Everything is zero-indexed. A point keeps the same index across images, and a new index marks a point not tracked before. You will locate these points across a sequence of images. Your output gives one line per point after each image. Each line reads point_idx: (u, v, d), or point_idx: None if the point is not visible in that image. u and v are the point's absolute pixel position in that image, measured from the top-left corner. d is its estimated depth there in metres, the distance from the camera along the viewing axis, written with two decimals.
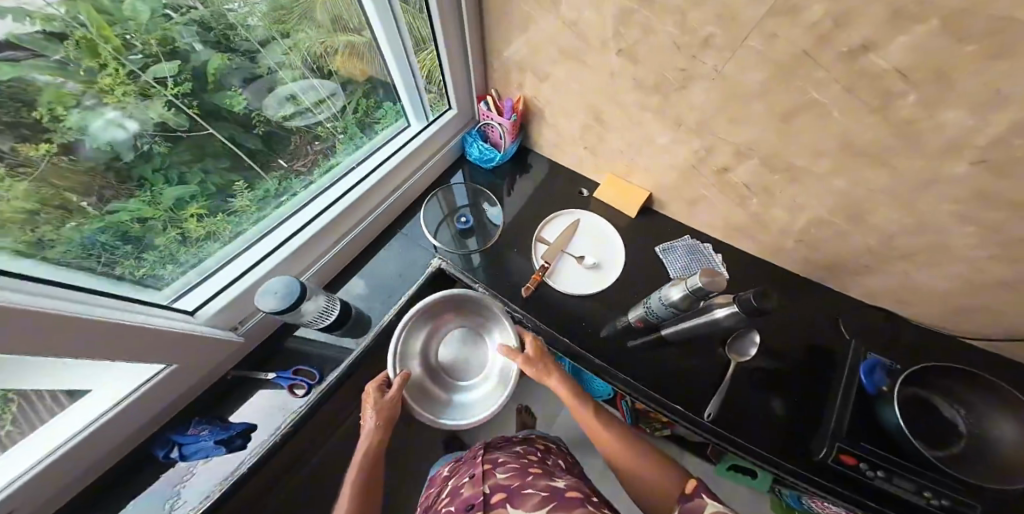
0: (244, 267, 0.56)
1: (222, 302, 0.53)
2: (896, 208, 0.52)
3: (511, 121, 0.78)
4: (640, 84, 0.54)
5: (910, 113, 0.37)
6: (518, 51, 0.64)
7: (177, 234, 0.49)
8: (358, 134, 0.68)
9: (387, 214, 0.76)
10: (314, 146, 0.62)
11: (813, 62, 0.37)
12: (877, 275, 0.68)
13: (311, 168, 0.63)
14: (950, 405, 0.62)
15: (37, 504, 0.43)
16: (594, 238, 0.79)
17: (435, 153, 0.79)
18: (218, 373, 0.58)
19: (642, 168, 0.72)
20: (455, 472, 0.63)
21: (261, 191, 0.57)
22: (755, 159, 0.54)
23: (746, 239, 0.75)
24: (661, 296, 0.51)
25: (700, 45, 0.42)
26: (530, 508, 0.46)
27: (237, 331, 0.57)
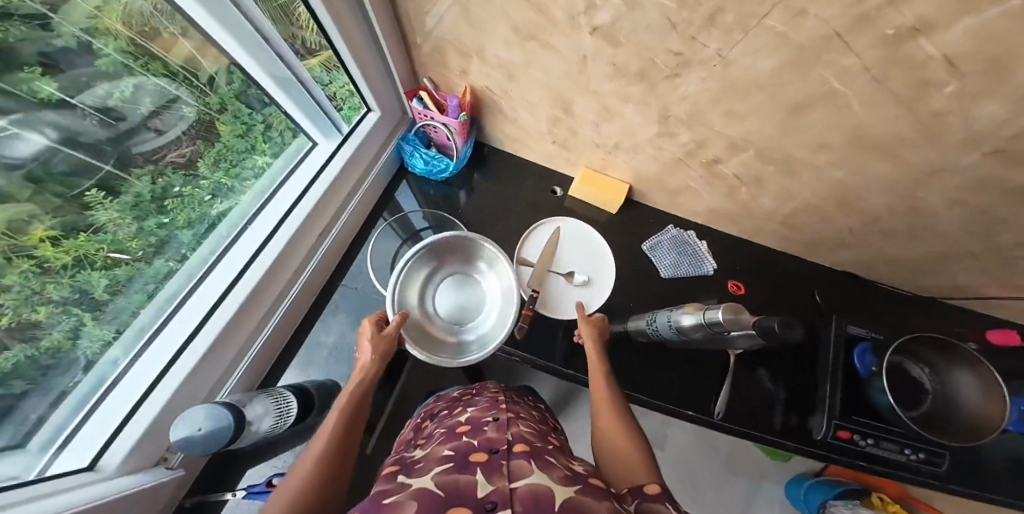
0: (166, 357, 0.46)
1: (139, 432, 0.41)
2: (888, 196, 0.49)
3: (459, 121, 0.66)
4: (621, 71, 0.45)
5: (941, 105, 0.32)
6: (461, 30, 0.51)
7: (32, 265, 0.34)
8: (243, 107, 0.52)
9: (333, 251, 0.67)
10: (190, 131, 0.46)
11: (843, 48, 0.30)
12: (854, 254, 0.68)
13: (193, 157, 0.48)
14: (917, 365, 0.60)
15: None
16: (579, 247, 0.71)
17: (365, 175, 0.69)
18: (173, 504, 0.48)
19: (620, 161, 0.64)
20: (473, 405, 0.50)
21: (132, 195, 0.42)
22: (751, 152, 0.49)
23: (729, 224, 0.72)
24: (671, 319, 0.54)
25: (701, 24, 0.34)
26: (551, 474, 0.30)
27: (167, 463, 0.45)
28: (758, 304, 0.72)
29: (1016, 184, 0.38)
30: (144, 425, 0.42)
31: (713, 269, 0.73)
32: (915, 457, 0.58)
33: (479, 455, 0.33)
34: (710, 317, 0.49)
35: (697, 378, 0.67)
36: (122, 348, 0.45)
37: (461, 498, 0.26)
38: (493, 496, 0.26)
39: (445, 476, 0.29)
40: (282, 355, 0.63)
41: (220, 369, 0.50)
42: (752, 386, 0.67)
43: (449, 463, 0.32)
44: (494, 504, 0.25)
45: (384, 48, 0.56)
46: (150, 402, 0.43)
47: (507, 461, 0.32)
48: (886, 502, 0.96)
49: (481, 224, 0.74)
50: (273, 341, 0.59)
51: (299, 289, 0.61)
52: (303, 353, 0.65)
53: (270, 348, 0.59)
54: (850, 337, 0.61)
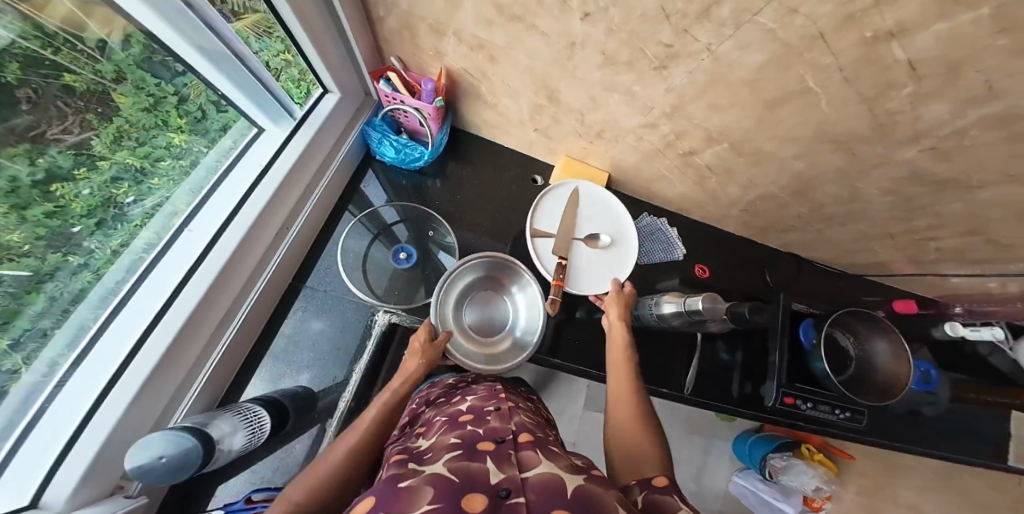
0: (101, 382, 0.39)
1: (81, 464, 0.35)
2: (836, 187, 0.54)
3: (433, 105, 0.62)
4: (611, 60, 0.44)
5: (896, 104, 0.35)
6: (438, 7, 0.47)
7: None
8: (147, 75, 0.39)
9: (297, 246, 0.61)
10: (76, 105, 0.32)
11: (824, 47, 0.32)
12: (801, 241, 0.75)
13: (83, 128, 0.34)
14: (844, 335, 0.68)
15: None
16: (601, 210, 0.69)
17: (327, 163, 0.63)
18: None
19: (601, 151, 0.65)
20: (470, 393, 0.49)
21: (5, 179, 0.28)
22: (725, 145, 0.52)
23: (697, 212, 0.76)
24: (655, 307, 0.65)
25: (696, 16, 0.34)
26: (562, 466, 0.29)
27: (124, 492, 0.40)
28: (723, 286, 0.78)
29: (941, 177, 0.44)
30: (88, 453, 0.36)
31: (684, 253, 0.77)
32: (841, 415, 0.67)
33: (486, 443, 0.32)
34: (690, 305, 0.60)
35: (671, 357, 0.72)
36: (43, 367, 0.35)
37: (475, 482, 0.25)
38: (506, 483, 0.25)
39: (456, 463, 0.28)
40: (250, 356, 0.58)
41: (177, 378, 0.45)
42: (716, 361, 0.73)
43: (458, 450, 0.30)
44: (508, 491, 0.24)
45: (345, 27, 0.52)
46: (91, 429, 0.37)
47: (515, 452, 0.31)
48: (812, 452, 1.07)
49: (460, 214, 0.72)
50: (235, 350, 0.54)
51: (261, 292, 0.56)
52: (271, 357, 0.60)
53: (236, 352, 0.55)
54: (796, 316, 0.68)
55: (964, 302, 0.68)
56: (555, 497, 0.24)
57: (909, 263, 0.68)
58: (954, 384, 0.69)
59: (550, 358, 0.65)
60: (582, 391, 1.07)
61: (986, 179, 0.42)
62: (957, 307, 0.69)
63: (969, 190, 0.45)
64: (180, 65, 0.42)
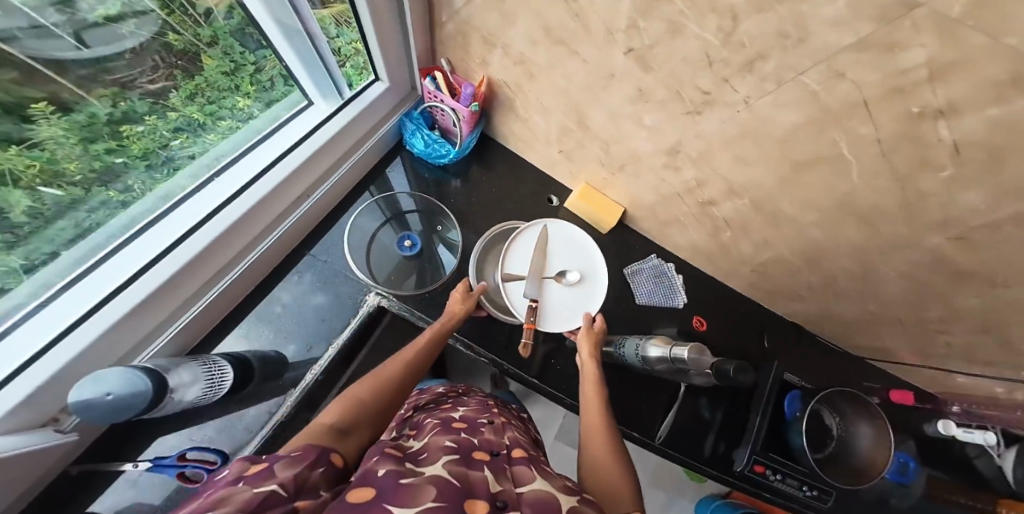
0: (78, 311, 0.38)
1: (40, 377, 0.33)
2: (851, 262, 0.53)
3: (470, 109, 0.62)
4: (644, 98, 0.44)
5: (929, 186, 0.34)
6: (488, 17, 0.48)
7: None
8: (234, 43, 0.41)
9: (310, 216, 0.60)
10: (167, 60, 0.34)
11: (865, 116, 0.31)
12: (809, 313, 0.72)
13: (168, 85, 0.36)
14: (830, 414, 0.63)
15: None
16: (567, 246, 0.66)
17: (365, 139, 0.63)
18: (51, 473, 0.41)
19: (620, 185, 0.64)
20: (463, 404, 0.49)
21: (85, 115, 0.30)
22: (745, 201, 0.51)
23: (708, 264, 0.74)
24: (639, 347, 0.62)
25: (739, 67, 0.34)
26: (559, 485, 0.30)
27: (57, 429, 0.38)
28: (720, 338, 0.75)
29: (963, 267, 0.43)
30: (40, 376, 0.33)
31: (686, 302, 0.75)
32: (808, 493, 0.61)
33: (480, 453, 0.33)
34: (675, 353, 0.58)
35: (651, 396, 0.69)
36: (40, 277, 0.35)
37: (474, 490, 0.25)
38: (502, 496, 0.26)
39: (456, 466, 0.27)
40: (237, 309, 0.57)
41: (156, 319, 0.44)
42: (695, 416, 0.68)
43: (455, 454, 0.30)
44: (504, 503, 0.25)
45: (407, 17, 0.51)
46: (55, 350, 0.35)
47: (508, 466, 0.32)
48: None
49: (472, 217, 0.70)
50: (223, 301, 0.53)
51: (256, 259, 0.54)
52: (255, 316, 0.58)
53: (220, 307, 0.53)
54: (784, 384, 0.64)
55: (964, 402, 0.63)
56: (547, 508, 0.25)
57: (914, 353, 0.66)
58: (928, 480, 0.63)
59: (528, 375, 0.63)
60: (557, 423, 1.02)
61: (1011, 278, 0.40)
62: (956, 405, 0.65)
63: (988, 286, 0.43)
64: (256, 35, 0.43)
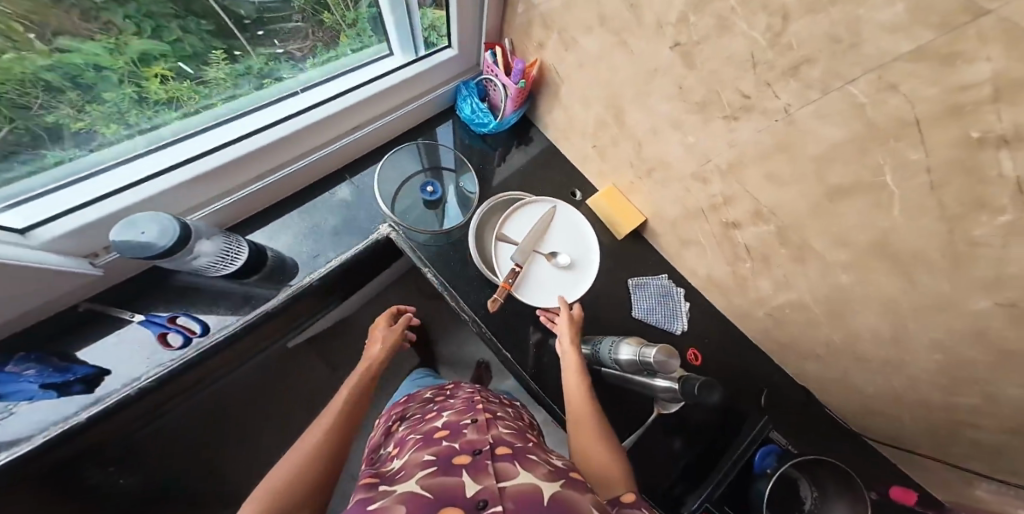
0: (144, 174, 0.44)
1: (91, 216, 0.41)
2: (881, 319, 0.48)
3: (517, 86, 0.64)
4: (684, 96, 0.43)
5: (984, 234, 0.30)
6: (554, 6, 0.51)
7: (134, 93, 0.38)
8: (368, 28, 0.55)
9: (348, 153, 0.65)
10: (317, 31, 0.49)
11: (915, 138, 0.28)
12: (825, 376, 0.65)
13: (307, 55, 0.51)
14: (807, 485, 0.55)
15: None
16: (569, 233, 0.69)
17: (422, 96, 0.67)
18: (65, 303, 0.47)
19: (645, 192, 0.62)
20: (447, 409, 0.50)
21: (243, 65, 0.45)
22: (771, 227, 0.48)
23: (723, 300, 0.69)
24: (612, 348, 0.61)
25: (783, 71, 0.33)
26: (542, 472, 0.31)
27: (94, 262, 0.45)
28: (718, 373, 0.70)
29: (1009, 346, 0.37)
30: (95, 215, 0.41)
31: (685, 331, 0.72)
32: None
33: (461, 457, 0.33)
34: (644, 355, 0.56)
35: (615, 405, 0.68)
36: (145, 141, 0.44)
37: (453, 498, 0.26)
38: (483, 494, 0.26)
39: (430, 481, 0.29)
40: (266, 212, 0.62)
41: (202, 198, 0.50)
42: (660, 444, 0.67)
43: (433, 468, 0.31)
44: (485, 502, 0.25)
45: None
46: (121, 197, 0.42)
47: (493, 461, 0.32)
48: None
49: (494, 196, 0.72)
50: (255, 199, 0.57)
51: (291, 172, 0.58)
52: (285, 221, 0.63)
53: (252, 204, 0.58)
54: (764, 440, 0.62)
55: None
56: (529, 508, 0.25)
57: (935, 448, 0.58)
58: None
59: (504, 349, 0.66)
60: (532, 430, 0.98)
61: None
62: None
63: None
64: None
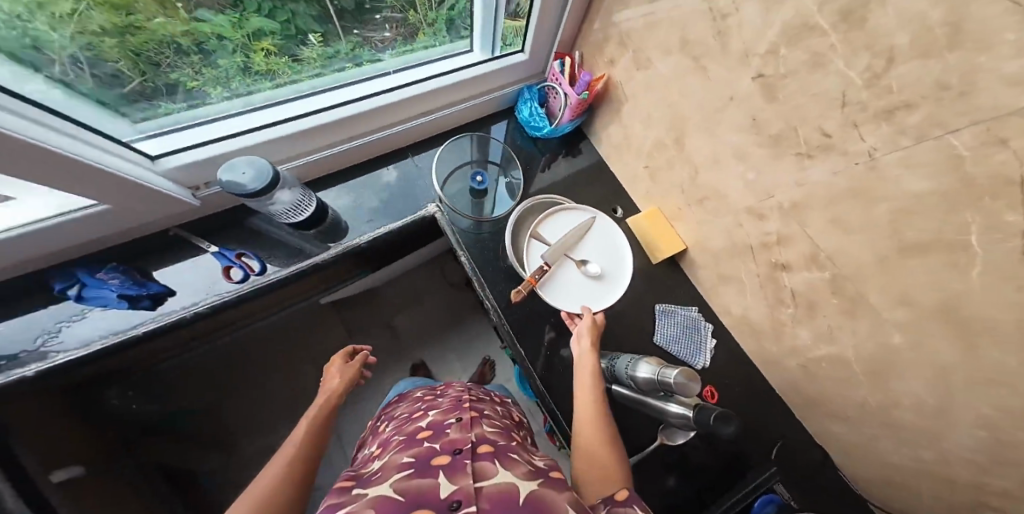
0: (241, 128, 0.52)
1: (202, 155, 0.49)
2: (925, 391, 0.44)
3: (579, 97, 0.66)
4: (756, 127, 0.43)
5: None
6: (637, 27, 0.53)
7: (243, 61, 0.48)
8: (444, 29, 0.62)
9: (412, 134, 0.70)
10: (399, 25, 0.56)
11: (1013, 198, 0.25)
12: (851, 443, 0.61)
13: (388, 47, 0.59)
14: None
15: (59, 248, 0.47)
16: (603, 245, 0.69)
17: (487, 93, 0.72)
18: (158, 226, 0.55)
19: (690, 218, 0.63)
20: (435, 408, 0.53)
21: (335, 49, 0.54)
22: (825, 274, 0.46)
23: (752, 342, 0.67)
24: (630, 366, 0.62)
25: (877, 113, 0.31)
26: (519, 472, 0.34)
27: (195, 193, 0.54)
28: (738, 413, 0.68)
29: None
30: (202, 155, 0.50)
31: (706, 367, 0.70)
32: None
33: (439, 458, 0.36)
34: (662, 375, 0.56)
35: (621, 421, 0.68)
36: (245, 101, 0.54)
37: (424, 500, 0.29)
38: (457, 495, 0.29)
39: (405, 483, 0.32)
40: (336, 176, 0.69)
41: (283, 155, 0.57)
42: (659, 472, 0.66)
43: (410, 470, 0.35)
44: (458, 502, 0.28)
45: (567, 10, 0.60)
46: (222, 144, 0.51)
47: (471, 460, 0.35)
48: None
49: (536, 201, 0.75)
50: (328, 163, 0.64)
51: (360, 145, 0.64)
52: (346, 188, 0.69)
53: (326, 165, 0.64)
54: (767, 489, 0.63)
55: None
56: (500, 507, 0.28)
57: None
58: None
59: (518, 345, 0.68)
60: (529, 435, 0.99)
61: None
62: None
63: None
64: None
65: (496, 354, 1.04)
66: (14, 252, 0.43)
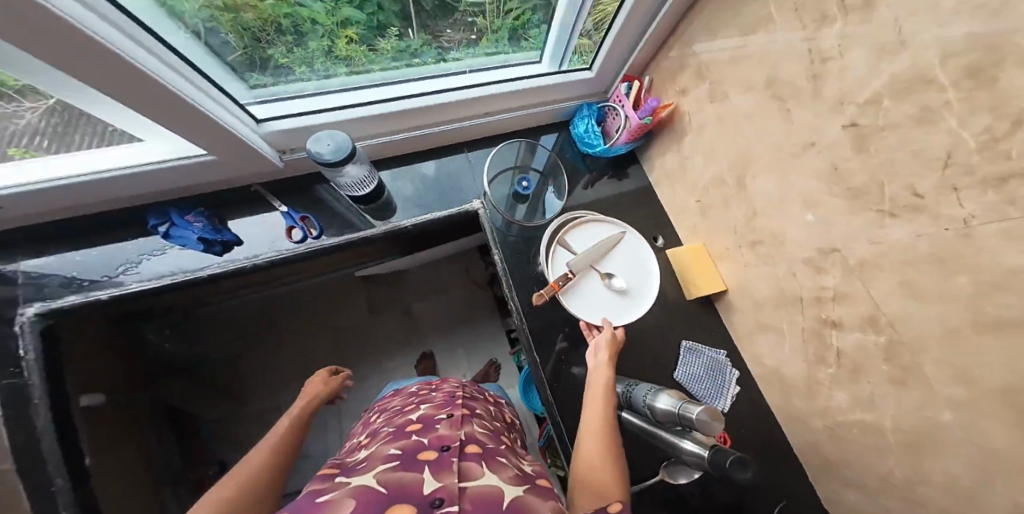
0: (327, 105, 0.58)
1: (293, 124, 0.57)
2: (964, 472, 0.39)
3: (640, 121, 0.66)
4: (837, 177, 0.42)
5: None
6: (721, 62, 0.53)
7: (328, 46, 0.53)
8: (507, 39, 0.64)
9: (474, 131, 0.74)
10: (470, 28, 0.59)
11: None
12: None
13: (456, 46, 0.62)
14: None
15: (166, 188, 0.56)
16: (631, 263, 0.70)
17: (549, 103, 0.74)
18: (242, 182, 0.62)
19: (737, 259, 0.63)
20: (427, 402, 0.52)
21: (409, 43, 0.58)
22: (880, 338, 0.44)
23: (780, 396, 0.65)
24: (649, 395, 0.60)
25: (985, 179, 0.29)
26: (504, 477, 0.35)
27: (281, 157, 0.60)
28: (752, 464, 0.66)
29: None
30: (292, 124, 0.57)
31: (724, 413, 0.68)
32: None
33: (426, 454, 0.37)
34: (683, 411, 0.53)
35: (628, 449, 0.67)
36: (328, 84, 0.59)
37: (405, 495, 0.30)
38: (439, 493, 0.30)
39: (389, 475, 0.33)
40: (398, 160, 0.72)
41: (358, 133, 0.63)
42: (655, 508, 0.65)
43: (395, 463, 0.35)
44: (440, 501, 0.29)
45: (645, 35, 0.62)
46: (311, 116, 0.57)
47: (457, 459, 0.36)
48: None
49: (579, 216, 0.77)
50: (395, 146, 0.69)
51: (426, 133, 0.68)
52: (403, 171, 0.72)
53: (397, 148, 0.69)
54: None
55: None
56: (481, 507, 0.29)
57: None
58: None
59: (534, 350, 0.67)
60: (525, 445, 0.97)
61: None
62: None
63: None
64: (547, 13, 0.61)
65: (503, 357, 1.02)
66: (135, 186, 0.52)
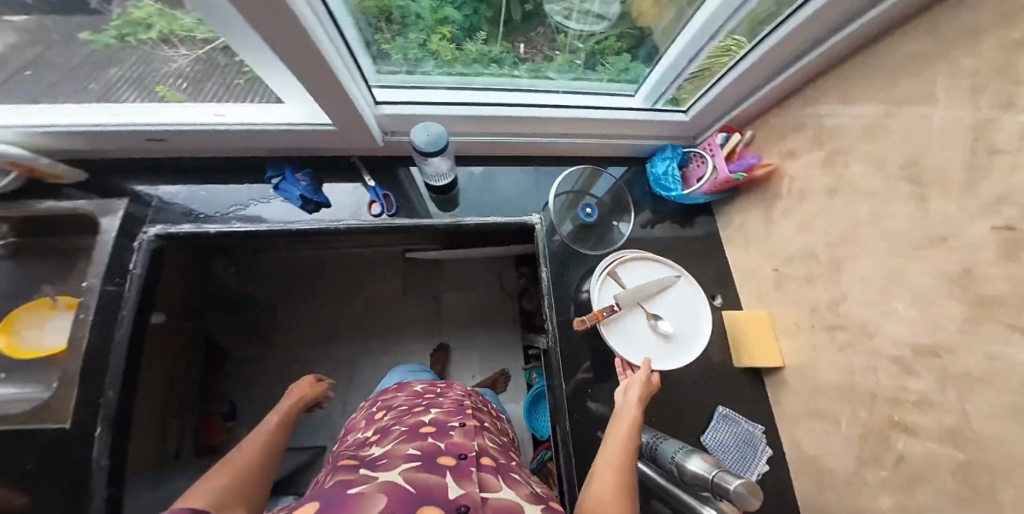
0: (436, 98, 0.63)
1: (405, 111, 0.62)
2: None
3: (725, 176, 0.66)
4: (963, 281, 0.38)
5: None
6: (849, 131, 0.49)
7: (424, 40, 0.55)
8: (586, 65, 0.65)
9: (558, 149, 0.78)
10: (553, 48, 0.60)
11: None
12: None
13: (536, 61, 0.63)
14: None
15: (284, 142, 0.65)
16: (679, 311, 0.66)
17: (635, 140, 0.76)
18: (346, 151, 0.71)
19: (804, 337, 0.60)
20: (436, 406, 0.50)
21: (495, 51, 0.59)
22: (955, 456, 0.38)
23: (815, 498, 0.59)
24: (683, 454, 0.54)
25: None
26: (525, 495, 0.33)
27: (384, 136, 0.68)
28: None
29: None
30: (404, 110, 0.62)
31: None
32: None
33: (445, 458, 0.35)
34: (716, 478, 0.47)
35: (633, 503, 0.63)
36: (427, 77, 0.63)
37: (431, 497, 0.28)
38: (463, 499, 0.28)
39: (412, 475, 0.31)
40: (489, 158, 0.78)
41: (457, 128, 0.67)
42: None
43: (416, 463, 0.33)
44: (466, 507, 0.27)
45: (760, 92, 0.60)
46: (423, 107, 0.63)
47: (475, 469, 0.34)
48: None
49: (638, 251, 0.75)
50: (485, 146, 0.74)
51: (516, 141, 0.73)
52: (481, 173, 0.78)
53: (481, 148, 0.74)
54: None
55: None
56: None
57: None
58: None
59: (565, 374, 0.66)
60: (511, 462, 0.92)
61: None
62: None
63: None
64: (656, 52, 0.63)
65: (515, 370, 0.98)
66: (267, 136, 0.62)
